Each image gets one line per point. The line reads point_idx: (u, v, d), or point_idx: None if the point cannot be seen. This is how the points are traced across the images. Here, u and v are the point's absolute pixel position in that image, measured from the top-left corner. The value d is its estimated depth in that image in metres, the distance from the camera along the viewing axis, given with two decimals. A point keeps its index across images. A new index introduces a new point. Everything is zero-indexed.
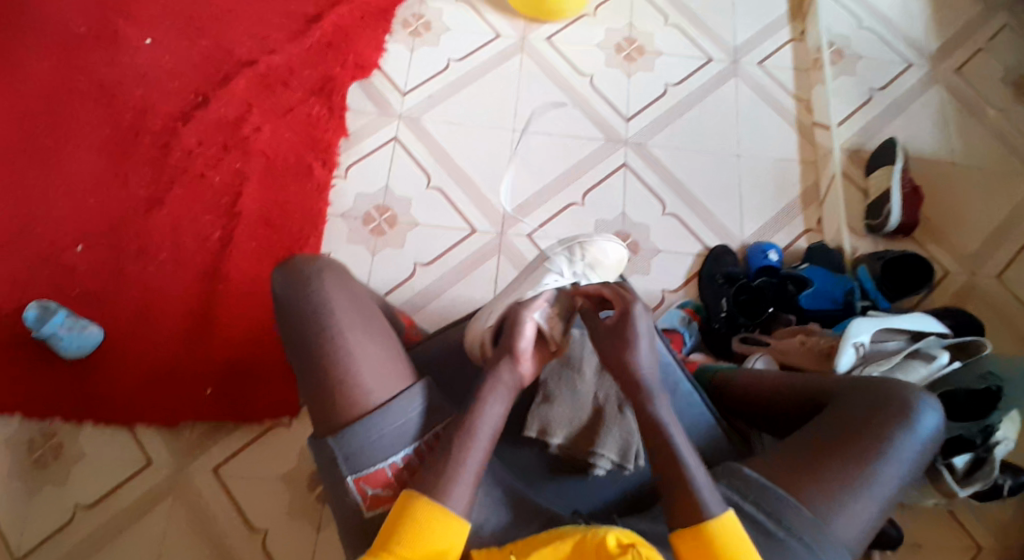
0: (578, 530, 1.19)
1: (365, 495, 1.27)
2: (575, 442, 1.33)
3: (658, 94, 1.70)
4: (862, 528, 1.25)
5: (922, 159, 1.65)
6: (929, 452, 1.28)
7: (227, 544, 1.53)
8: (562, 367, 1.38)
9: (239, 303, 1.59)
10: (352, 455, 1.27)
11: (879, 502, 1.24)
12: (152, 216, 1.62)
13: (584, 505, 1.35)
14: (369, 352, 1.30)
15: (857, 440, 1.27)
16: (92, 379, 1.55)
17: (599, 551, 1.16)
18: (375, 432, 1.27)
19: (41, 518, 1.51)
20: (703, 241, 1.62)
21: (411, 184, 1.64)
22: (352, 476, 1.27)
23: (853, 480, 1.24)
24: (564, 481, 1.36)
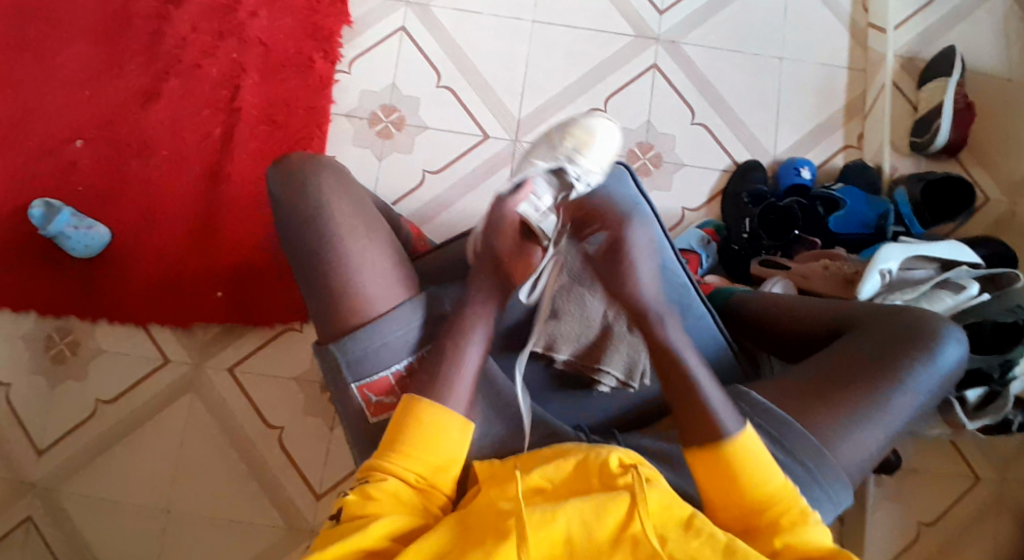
0: (580, 450, 1.11)
1: (368, 402, 1.19)
2: (582, 359, 1.27)
3: None
4: (865, 456, 1.20)
5: (981, 69, 1.49)
6: (945, 384, 1.23)
7: (242, 435, 1.56)
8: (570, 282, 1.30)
9: (243, 205, 1.54)
10: (356, 362, 1.17)
11: (887, 429, 1.19)
12: (150, 108, 1.54)
13: (588, 419, 1.31)
14: (369, 266, 1.18)
15: (873, 365, 1.21)
16: (103, 279, 1.55)
17: (601, 472, 1.08)
18: (378, 338, 1.17)
19: (65, 410, 1.55)
20: (732, 155, 1.51)
21: (420, 82, 1.54)
22: (355, 384, 1.18)
23: (863, 405, 1.19)
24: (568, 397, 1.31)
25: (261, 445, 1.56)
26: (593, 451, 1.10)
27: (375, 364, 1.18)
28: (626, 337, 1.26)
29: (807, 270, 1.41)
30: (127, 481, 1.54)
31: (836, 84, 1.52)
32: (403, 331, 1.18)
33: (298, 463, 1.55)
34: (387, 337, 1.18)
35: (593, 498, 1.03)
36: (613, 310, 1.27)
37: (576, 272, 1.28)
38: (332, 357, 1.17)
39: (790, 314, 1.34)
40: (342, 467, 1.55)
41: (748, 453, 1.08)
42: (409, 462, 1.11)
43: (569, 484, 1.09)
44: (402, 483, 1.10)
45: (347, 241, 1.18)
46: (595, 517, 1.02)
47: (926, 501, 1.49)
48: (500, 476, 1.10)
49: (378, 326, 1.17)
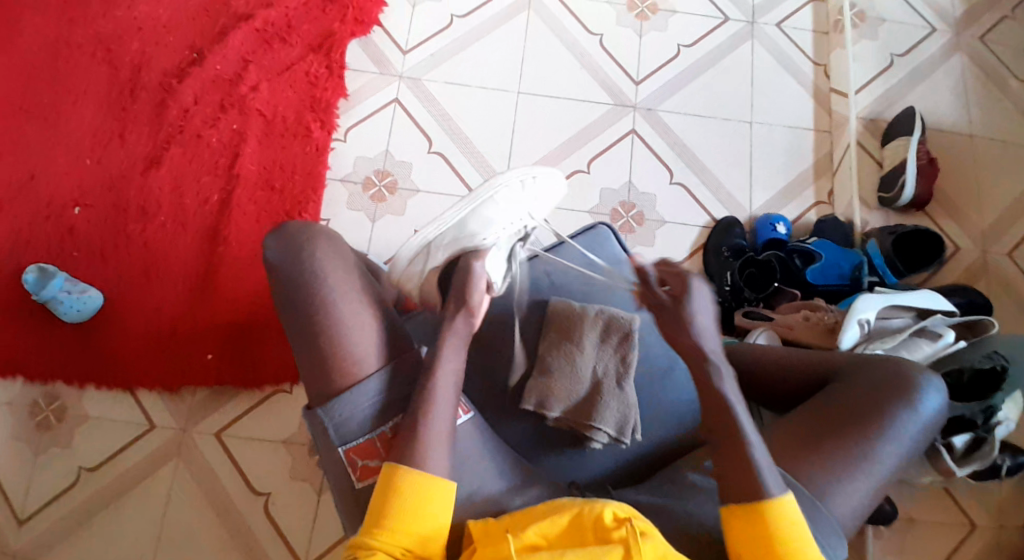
0: (575, 504, 1.12)
1: (355, 466, 1.18)
2: (572, 416, 1.30)
3: (672, 55, 1.65)
4: (858, 507, 1.22)
5: (941, 128, 1.59)
6: (930, 431, 1.25)
7: (229, 503, 1.52)
8: (560, 339, 1.34)
9: (239, 266, 1.57)
10: (342, 425, 1.18)
11: (877, 479, 1.21)
12: (150, 176, 1.59)
13: (583, 475, 1.33)
14: (363, 320, 1.21)
15: (858, 415, 1.23)
16: (94, 343, 1.55)
17: (596, 528, 1.09)
18: (363, 400, 1.18)
19: (48, 479, 1.52)
20: (711, 213, 1.58)
21: (412, 148, 1.61)
22: (341, 447, 1.18)
23: (851, 457, 1.21)
24: (561, 454, 1.33)
25: (247, 514, 1.52)
26: (588, 506, 1.11)
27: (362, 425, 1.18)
28: (616, 392, 1.31)
29: (789, 324, 1.45)
30: (110, 553, 1.50)
31: (806, 145, 1.61)
32: (389, 392, 1.19)
33: (284, 531, 1.51)
34: (374, 399, 1.19)
35: (589, 553, 1.05)
36: (602, 368, 1.33)
37: (564, 329, 1.34)
38: (319, 421, 1.18)
39: (776, 368, 1.37)
40: (331, 534, 1.51)
41: (788, 518, 1.08)
42: (396, 537, 1.10)
43: (564, 538, 1.09)
44: (391, 556, 1.09)
45: (343, 289, 1.21)
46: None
47: (923, 550, 1.48)
48: (494, 534, 1.11)
49: (364, 386, 1.18)
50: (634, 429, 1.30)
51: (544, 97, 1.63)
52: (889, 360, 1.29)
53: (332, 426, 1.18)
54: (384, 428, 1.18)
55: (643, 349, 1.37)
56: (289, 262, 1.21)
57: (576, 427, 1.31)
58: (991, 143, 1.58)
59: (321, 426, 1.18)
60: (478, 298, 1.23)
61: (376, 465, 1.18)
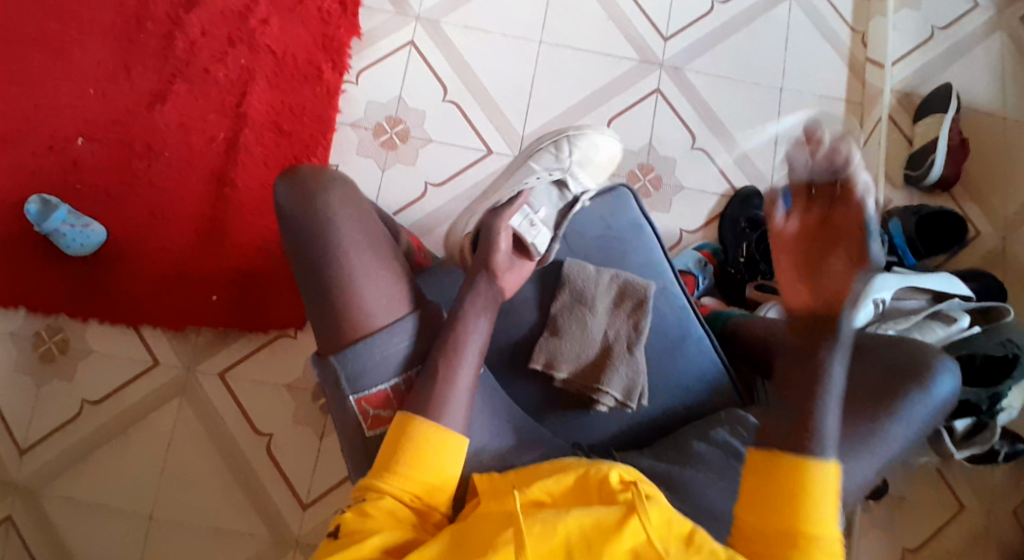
0: (579, 465, 1.11)
1: (365, 415, 1.18)
2: (581, 377, 1.29)
3: (703, 12, 1.58)
4: (857, 485, 1.22)
5: (976, 105, 1.53)
6: (940, 416, 1.25)
7: (233, 444, 1.53)
8: (574, 301, 1.31)
9: (244, 209, 1.54)
10: (355, 375, 1.17)
11: (880, 460, 1.21)
12: (155, 110, 1.55)
13: (585, 439, 1.31)
14: (379, 278, 1.19)
15: (869, 393, 1.24)
16: (97, 278, 1.53)
17: (601, 488, 1.08)
18: (375, 352, 1.17)
19: (51, 411, 1.53)
20: (730, 182, 1.54)
21: (427, 96, 1.56)
22: (352, 396, 1.18)
23: (857, 436, 1.21)
24: (567, 416, 1.31)
25: (250, 455, 1.53)
26: (593, 466, 1.10)
27: (374, 376, 1.17)
28: (626, 357, 1.29)
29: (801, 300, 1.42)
30: (112, 486, 1.52)
31: (835, 117, 1.55)
32: (400, 346, 1.18)
33: (286, 473, 1.53)
34: (388, 351, 1.18)
35: (593, 514, 1.04)
36: (613, 332, 1.31)
37: (577, 291, 1.31)
38: (331, 370, 1.18)
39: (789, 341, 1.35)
40: (331, 480, 1.53)
41: (821, 486, 1.11)
42: (407, 481, 1.08)
43: (568, 496, 1.09)
44: (399, 505, 1.08)
45: (351, 247, 1.18)
46: (594, 530, 1.03)
47: (913, 530, 1.49)
48: (499, 489, 1.10)
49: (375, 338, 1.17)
50: (641, 395, 1.29)
51: (566, 48, 1.56)
52: (904, 340, 1.28)
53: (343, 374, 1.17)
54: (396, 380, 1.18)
55: (657, 317, 1.33)
56: (300, 223, 1.18)
57: (585, 389, 1.30)
58: None
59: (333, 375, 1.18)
60: (500, 257, 1.23)
61: (387, 415, 1.18)
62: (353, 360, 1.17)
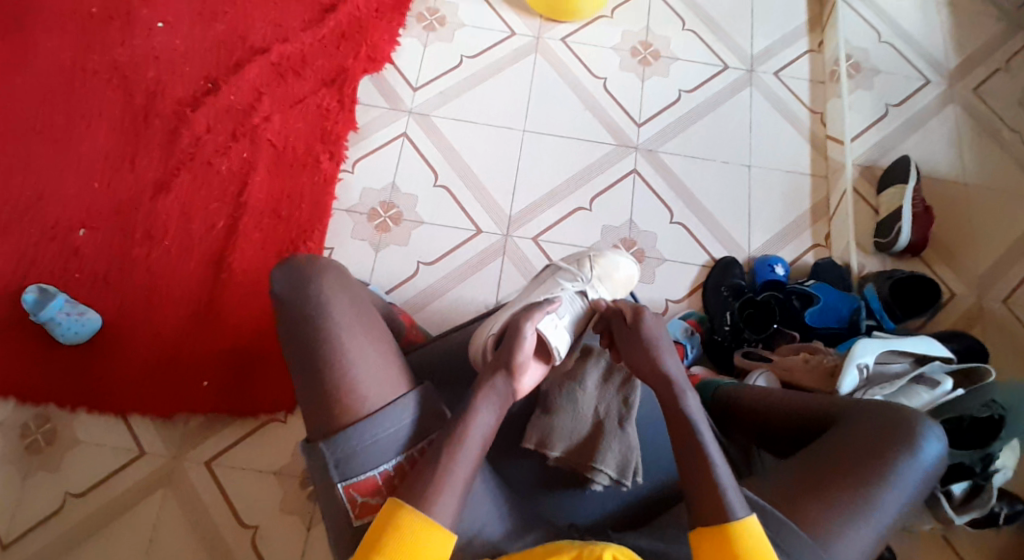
0: (572, 548, 1.12)
1: (354, 503, 1.19)
2: (574, 457, 1.29)
3: (672, 100, 1.70)
4: (860, 555, 1.23)
5: (936, 176, 1.63)
6: (929, 481, 1.27)
7: (216, 534, 1.51)
8: (564, 379, 1.34)
9: (241, 293, 1.57)
10: (345, 460, 1.18)
11: (878, 528, 1.22)
12: (158, 201, 1.60)
13: (581, 516, 1.31)
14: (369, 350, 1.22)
15: (858, 461, 1.25)
16: (90, 366, 1.54)
17: None
18: (368, 439, 1.19)
19: (34, 501, 1.50)
20: (710, 252, 1.60)
21: (418, 181, 1.63)
22: (341, 482, 1.18)
23: (853, 504, 1.23)
24: (560, 496, 1.32)
25: (233, 546, 1.50)
26: (588, 548, 1.11)
27: (365, 462, 1.19)
28: (619, 434, 1.29)
29: (788, 367, 1.46)
30: None
31: (801, 189, 1.64)
32: (393, 431, 1.20)
33: None
34: (379, 436, 1.19)
35: None
36: (603, 408, 1.31)
37: (566, 370, 1.35)
38: (322, 455, 1.19)
39: (776, 412, 1.39)
40: None
41: (754, 542, 1.12)
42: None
43: None
44: None
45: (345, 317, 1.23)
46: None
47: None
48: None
49: (369, 424, 1.19)
50: (635, 472, 1.28)
51: (549, 137, 1.66)
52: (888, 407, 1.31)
53: (332, 462, 1.18)
54: (386, 465, 1.19)
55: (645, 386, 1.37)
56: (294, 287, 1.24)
57: (577, 467, 1.30)
58: (985, 192, 1.62)
59: (323, 460, 1.19)
60: (524, 355, 1.26)
61: (375, 502, 1.20)
62: (343, 448, 1.18)
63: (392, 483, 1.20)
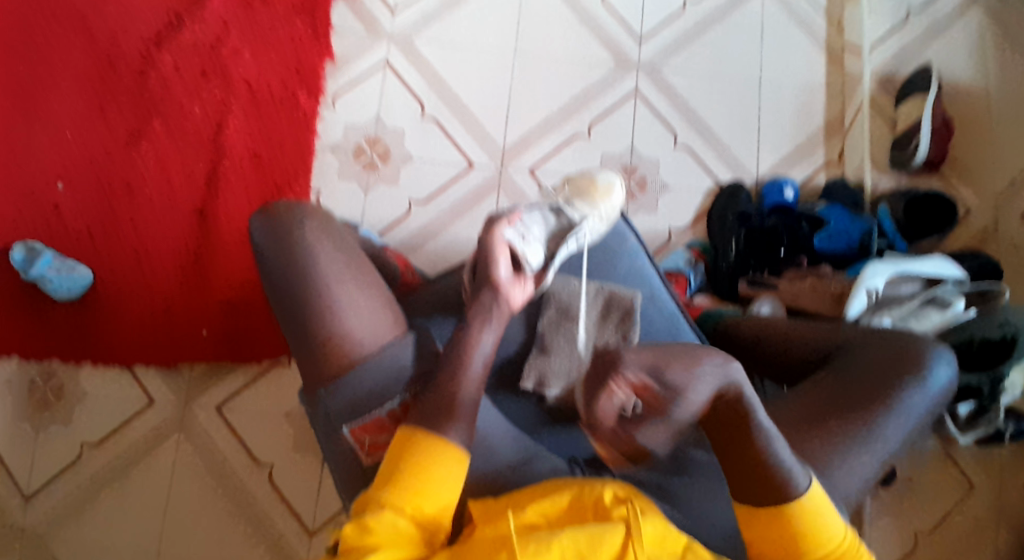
0: (573, 486, 1.10)
1: (362, 443, 1.16)
2: (573, 393, 1.25)
3: (676, 11, 1.58)
4: (860, 483, 1.17)
5: (957, 85, 1.52)
6: (936, 408, 1.22)
7: (231, 474, 1.49)
8: (559, 316, 1.28)
9: (229, 240, 1.54)
10: (346, 405, 1.14)
11: (879, 453, 1.16)
12: (134, 149, 1.55)
13: (583, 451, 1.26)
14: (362, 313, 1.16)
15: (868, 388, 1.20)
16: (87, 321, 1.52)
17: (597, 507, 1.07)
18: (366, 380, 1.14)
19: (49, 457, 1.49)
20: (716, 176, 1.53)
21: (405, 114, 1.56)
22: (346, 426, 1.15)
23: (855, 429, 1.17)
24: (563, 430, 1.27)
25: (250, 483, 1.49)
26: (587, 485, 1.10)
27: (367, 403, 1.14)
28: None
29: (794, 292, 1.41)
30: (116, 529, 1.47)
31: (815, 104, 1.54)
32: (391, 371, 1.15)
33: (288, 500, 1.48)
34: (378, 377, 1.14)
35: (588, 529, 1.02)
36: (602, 344, 1.27)
37: (561, 306, 1.29)
38: (322, 404, 1.14)
39: (780, 338, 1.31)
40: (332, 503, 1.48)
41: (816, 515, 1.03)
42: (418, 508, 1.05)
43: (565, 517, 1.07)
44: (400, 520, 1.04)
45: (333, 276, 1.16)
46: (590, 549, 1.00)
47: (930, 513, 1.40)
48: (494, 514, 1.09)
49: (366, 367, 1.14)
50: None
51: (538, 58, 1.57)
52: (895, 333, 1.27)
53: (333, 411, 1.14)
54: (390, 404, 1.15)
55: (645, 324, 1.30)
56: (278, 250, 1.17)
57: (577, 404, 1.26)
58: (1008, 101, 1.52)
59: (324, 409, 1.15)
60: (499, 266, 1.21)
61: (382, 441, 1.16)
62: (342, 396, 1.14)
63: (397, 419, 1.16)
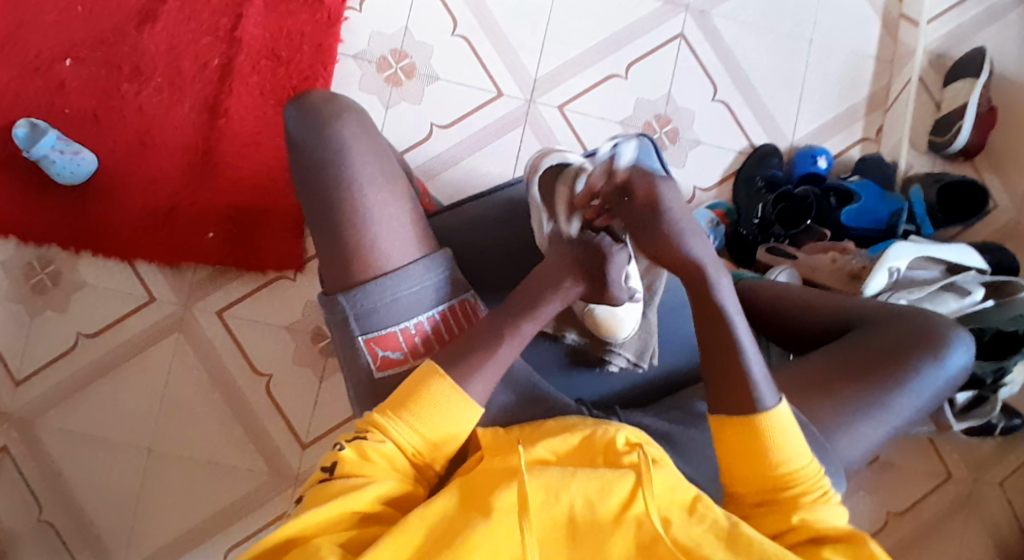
0: (585, 424, 1.05)
1: (375, 356, 1.10)
2: (593, 341, 1.21)
3: None
4: (863, 451, 1.14)
5: (1008, 73, 1.47)
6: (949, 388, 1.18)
7: (227, 380, 1.49)
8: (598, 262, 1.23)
9: (240, 141, 1.48)
10: (365, 315, 1.09)
11: (887, 428, 1.13)
12: (147, 31, 1.47)
13: (593, 394, 1.23)
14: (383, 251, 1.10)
15: (874, 362, 1.16)
16: (88, 209, 1.47)
17: (607, 451, 1.02)
18: (391, 289, 1.10)
19: (44, 343, 1.49)
20: (749, 137, 1.48)
21: (435, 29, 1.48)
22: (363, 335, 1.10)
23: (866, 402, 1.14)
24: (575, 375, 1.23)
25: (245, 392, 1.49)
26: (599, 428, 1.04)
27: (387, 317, 1.10)
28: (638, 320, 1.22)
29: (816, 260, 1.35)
30: (107, 421, 1.48)
31: (861, 74, 1.49)
32: (419, 288, 1.11)
33: (283, 411, 1.49)
34: (402, 293, 1.10)
35: (598, 480, 0.97)
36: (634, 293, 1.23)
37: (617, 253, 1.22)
38: (340, 309, 1.10)
39: (799, 305, 1.27)
40: (327, 420, 1.49)
41: (783, 435, 1.01)
42: (425, 442, 1.03)
43: (572, 458, 1.02)
44: (400, 455, 1.02)
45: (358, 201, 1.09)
46: (600, 497, 0.96)
47: (902, 495, 1.46)
48: (502, 446, 1.05)
49: (394, 278, 1.09)
50: (653, 355, 1.22)
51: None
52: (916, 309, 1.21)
53: (351, 316, 1.10)
54: (410, 324, 1.10)
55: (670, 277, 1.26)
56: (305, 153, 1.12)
57: (594, 348, 1.22)
58: None
59: (341, 314, 1.10)
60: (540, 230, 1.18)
61: (397, 358, 1.11)
62: (364, 303, 1.09)
63: (417, 353, 1.11)
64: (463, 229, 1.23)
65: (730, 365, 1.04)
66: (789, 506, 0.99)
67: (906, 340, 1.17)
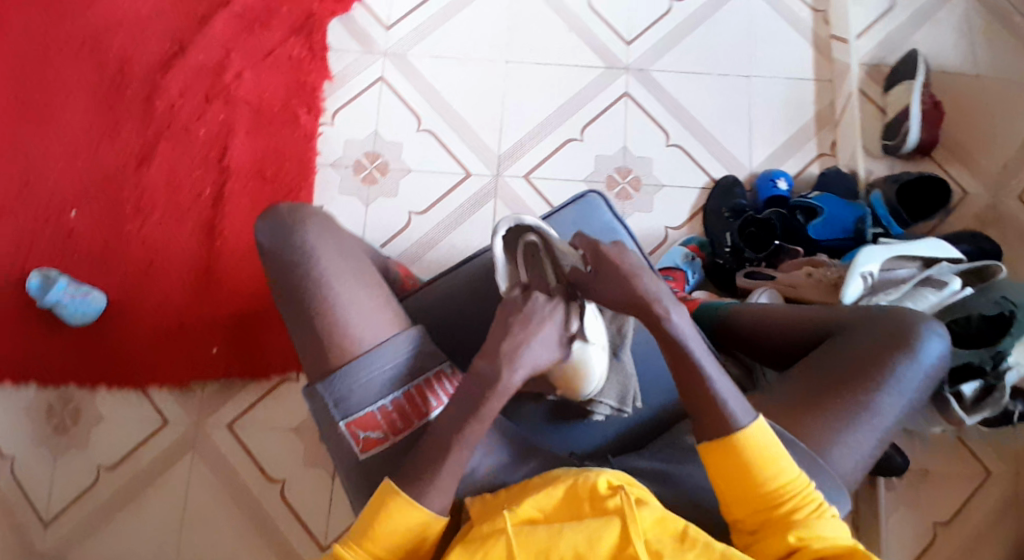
0: (566, 476, 1.03)
1: (356, 438, 1.10)
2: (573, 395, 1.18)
3: (661, 13, 1.62)
4: (861, 460, 1.12)
5: (945, 71, 1.55)
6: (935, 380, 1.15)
7: (244, 490, 1.51)
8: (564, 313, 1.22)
9: (235, 257, 1.57)
10: (342, 400, 1.10)
11: (878, 434, 1.11)
12: (142, 173, 1.60)
13: (582, 446, 1.21)
14: (362, 309, 1.12)
15: (857, 373, 1.14)
16: (100, 343, 1.55)
17: (592, 498, 1.00)
18: (363, 371, 1.10)
19: (67, 480, 1.52)
20: (710, 173, 1.54)
21: (401, 127, 1.60)
22: (342, 420, 1.10)
23: (850, 409, 1.12)
24: (564, 426, 1.21)
25: (262, 499, 1.50)
26: (580, 476, 1.02)
27: (362, 398, 1.10)
28: (613, 364, 1.18)
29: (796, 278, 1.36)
30: (132, 548, 1.49)
31: (806, 96, 1.57)
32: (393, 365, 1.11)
33: (300, 513, 1.50)
34: (375, 375, 1.11)
35: (586, 532, 0.96)
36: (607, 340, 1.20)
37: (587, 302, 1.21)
38: (319, 398, 1.11)
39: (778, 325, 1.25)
40: (345, 514, 1.49)
41: (765, 453, 1.02)
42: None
43: (560, 512, 1.00)
44: None
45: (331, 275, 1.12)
46: (590, 550, 0.95)
47: (941, 502, 1.39)
48: (490, 513, 1.03)
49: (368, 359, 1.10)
50: (636, 397, 1.18)
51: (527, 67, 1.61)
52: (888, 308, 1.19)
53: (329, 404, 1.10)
54: (384, 401, 1.11)
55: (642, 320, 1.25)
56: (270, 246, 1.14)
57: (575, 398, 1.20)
58: (997, 84, 1.54)
59: (321, 403, 1.11)
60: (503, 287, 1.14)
61: (378, 437, 1.11)
62: (339, 390, 1.10)
63: (396, 427, 1.11)
64: (440, 291, 1.27)
65: (698, 393, 1.06)
66: (784, 526, 1.01)
67: (879, 342, 1.15)
